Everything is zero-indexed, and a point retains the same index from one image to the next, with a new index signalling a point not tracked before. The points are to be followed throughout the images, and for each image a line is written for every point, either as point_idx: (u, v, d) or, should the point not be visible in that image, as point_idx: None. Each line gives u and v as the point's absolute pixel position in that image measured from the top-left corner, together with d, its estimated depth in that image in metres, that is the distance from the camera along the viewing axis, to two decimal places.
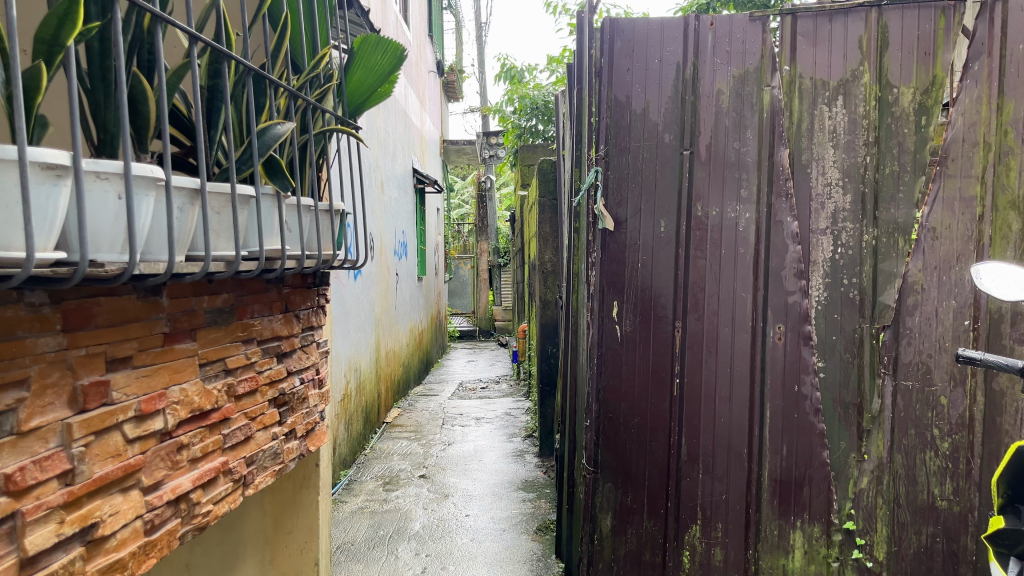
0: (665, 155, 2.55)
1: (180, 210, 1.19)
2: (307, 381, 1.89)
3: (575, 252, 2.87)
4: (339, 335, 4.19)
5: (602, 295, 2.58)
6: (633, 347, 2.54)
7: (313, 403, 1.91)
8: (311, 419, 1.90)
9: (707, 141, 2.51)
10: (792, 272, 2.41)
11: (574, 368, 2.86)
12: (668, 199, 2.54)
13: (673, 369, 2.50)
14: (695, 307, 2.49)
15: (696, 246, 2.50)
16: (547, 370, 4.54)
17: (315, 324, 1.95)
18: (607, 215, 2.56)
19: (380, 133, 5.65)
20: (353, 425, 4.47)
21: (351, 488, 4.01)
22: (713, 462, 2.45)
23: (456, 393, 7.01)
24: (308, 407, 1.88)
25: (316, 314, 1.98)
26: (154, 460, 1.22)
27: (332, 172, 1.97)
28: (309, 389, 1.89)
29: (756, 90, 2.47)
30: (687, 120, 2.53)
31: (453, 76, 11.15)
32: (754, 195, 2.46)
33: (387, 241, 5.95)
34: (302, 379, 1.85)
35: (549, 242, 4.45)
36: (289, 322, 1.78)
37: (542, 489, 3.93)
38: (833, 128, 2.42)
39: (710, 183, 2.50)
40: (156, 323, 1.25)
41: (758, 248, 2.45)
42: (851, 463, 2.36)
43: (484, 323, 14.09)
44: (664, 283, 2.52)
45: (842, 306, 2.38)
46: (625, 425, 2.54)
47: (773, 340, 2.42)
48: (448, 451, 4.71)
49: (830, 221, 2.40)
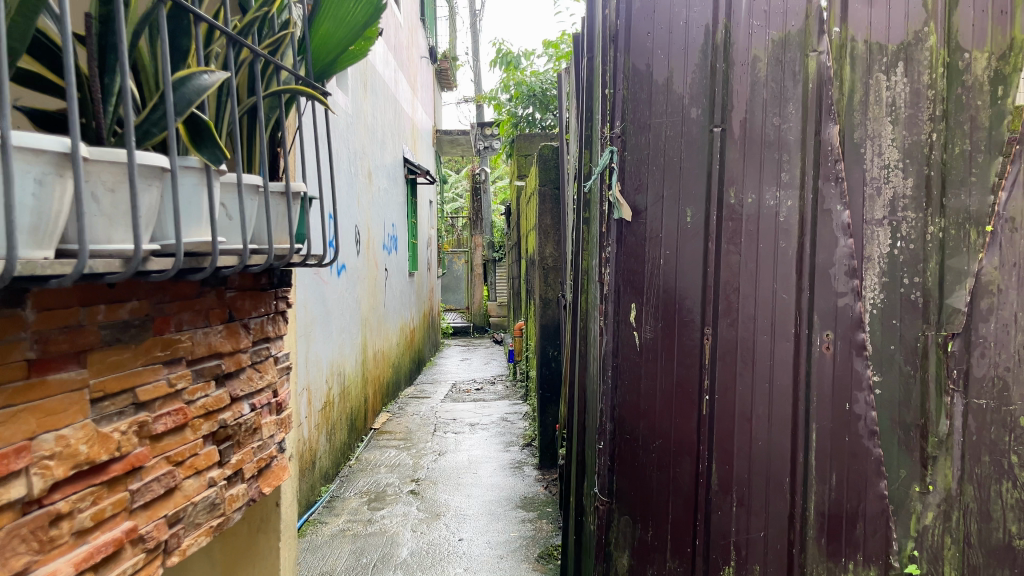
0: (691, 134, 2.18)
1: (36, 184, 0.90)
2: (260, 407, 1.53)
3: (584, 248, 2.50)
4: (321, 338, 3.83)
5: (618, 297, 2.23)
6: (654, 357, 2.18)
7: (270, 433, 1.56)
8: (267, 454, 1.55)
9: (742, 116, 2.14)
10: (842, 270, 2.04)
11: (583, 380, 2.50)
12: (696, 184, 2.18)
13: (702, 384, 2.13)
14: (728, 311, 2.12)
15: (728, 237, 2.13)
16: (547, 376, 4.15)
17: (271, 334, 1.61)
18: (622, 201, 2.21)
19: (367, 117, 5.27)
20: (336, 435, 4.10)
21: (332, 507, 3.64)
22: (750, 493, 2.09)
23: (450, 395, 6.64)
24: (262, 439, 1.53)
25: (273, 322, 1.63)
26: (10, 543, 0.90)
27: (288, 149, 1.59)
28: (263, 416, 1.54)
29: (800, 56, 2.10)
30: (717, 91, 2.16)
31: (447, 63, 10.75)
32: (798, 180, 2.10)
33: (375, 234, 5.56)
34: (254, 406, 1.49)
35: (550, 236, 4.08)
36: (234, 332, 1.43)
37: (543, 508, 3.57)
38: (892, 100, 2.05)
39: (746, 166, 2.13)
40: (18, 346, 0.94)
41: (802, 242, 2.08)
42: (914, 496, 2.00)
43: (478, 319, 13.72)
44: (690, 282, 2.16)
45: (903, 310, 2.02)
46: (644, 449, 2.18)
47: (820, 351, 2.05)
48: (439, 463, 4.33)
49: (887, 210, 2.04)
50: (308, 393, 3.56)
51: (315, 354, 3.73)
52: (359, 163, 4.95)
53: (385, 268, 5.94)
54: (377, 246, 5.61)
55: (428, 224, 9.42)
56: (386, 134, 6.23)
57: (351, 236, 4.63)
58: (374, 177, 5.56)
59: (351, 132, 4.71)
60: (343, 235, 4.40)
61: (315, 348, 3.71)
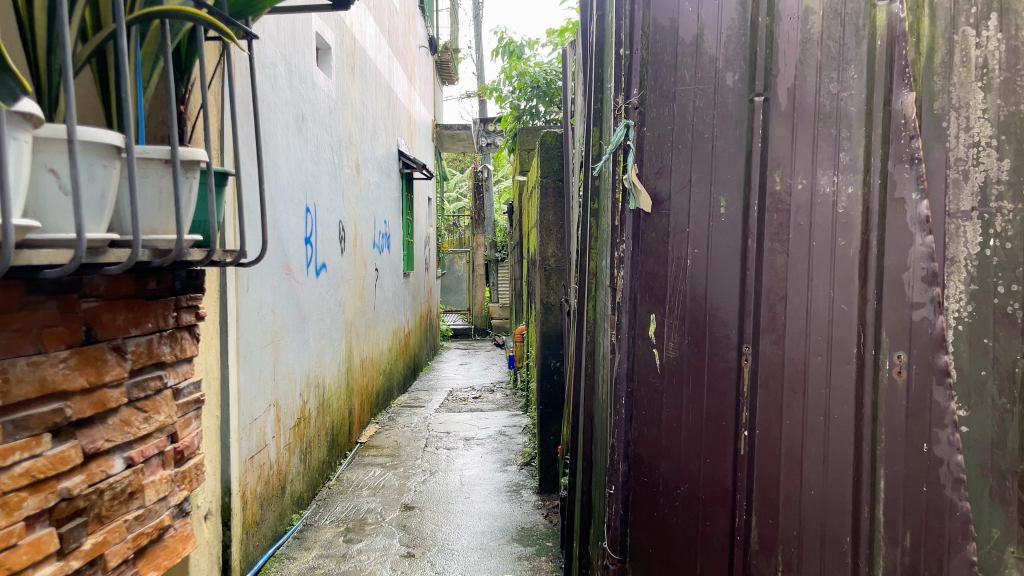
0: (726, 105, 1.76)
1: None
2: (137, 464, 1.54)
3: (592, 247, 2.07)
4: (294, 347, 3.41)
5: (635, 312, 1.85)
6: (679, 382, 1.77)
7: (140, 499, 1.55)
8: (138, 527, 1.53)
9: (791, 83, 1.70)
10: (918, 275, 1.57)
11: (590, 405, 2.08)
12: (732, 167, 1.75)
13: (739, 416, 1.71)
14: (772, 326, 1.69)
15: (773, 231, 1.70)
16: (548, 390, 3.71)
17: (151, 360, 1.62)
18: (640, 187, 1.82)
19: (355, 105, 4.87)
20: (312, 453, 3.68)
21: (303, 538, 3.21)
22: (799, 555, 1.66)
23: (446, 404, 6.20)
24: (132, 507, 1.52)
25: (167, 343, 1.70)
26: None
27: (171, 87, 1.22)
28: (138, 474, 1.54)
29: (865, 5, 1.64)
30: (758, 51, 1.73)
31: (448, 55, 10.30)
32: (861, 161, 1.64)
33: (364, 232, 5.14)
34: (126, 460, 1.51)
35: (552, 233, 3.64)
36: (87, 362, 1.40)
37: (542, 542, 3.14)
38: (985, 60, 1.53)
39: (795, 145, 1.70)
40: None
41: (866, 239, 1.63)
42: (1010, 566, 1.49)
43: (480, 321, 13.27)
44: (724, 289, 1.74)
45: (997, 326, 1.51)
46: (665, 495, 1.79)
47: (890, 377, 1.60)
48: (428, 485, 3.90)
49: (977, 199, 1.53)
50: (276, 408, 3.14)
51: (287, 365, 3.31)
52: (345, 154, 4.55)
53: (376, 268, 5.52)
54: (367, 244, 5.21)
55: (424, 222, 8.94)
56: (379, 125, 5.81)
57: (335, 232, 4.24)
58: (363, 170, 5.13)
59: (336, 119, 4.30)
60: (325, 231, 4.00)
61: (285, 358, 3.28)
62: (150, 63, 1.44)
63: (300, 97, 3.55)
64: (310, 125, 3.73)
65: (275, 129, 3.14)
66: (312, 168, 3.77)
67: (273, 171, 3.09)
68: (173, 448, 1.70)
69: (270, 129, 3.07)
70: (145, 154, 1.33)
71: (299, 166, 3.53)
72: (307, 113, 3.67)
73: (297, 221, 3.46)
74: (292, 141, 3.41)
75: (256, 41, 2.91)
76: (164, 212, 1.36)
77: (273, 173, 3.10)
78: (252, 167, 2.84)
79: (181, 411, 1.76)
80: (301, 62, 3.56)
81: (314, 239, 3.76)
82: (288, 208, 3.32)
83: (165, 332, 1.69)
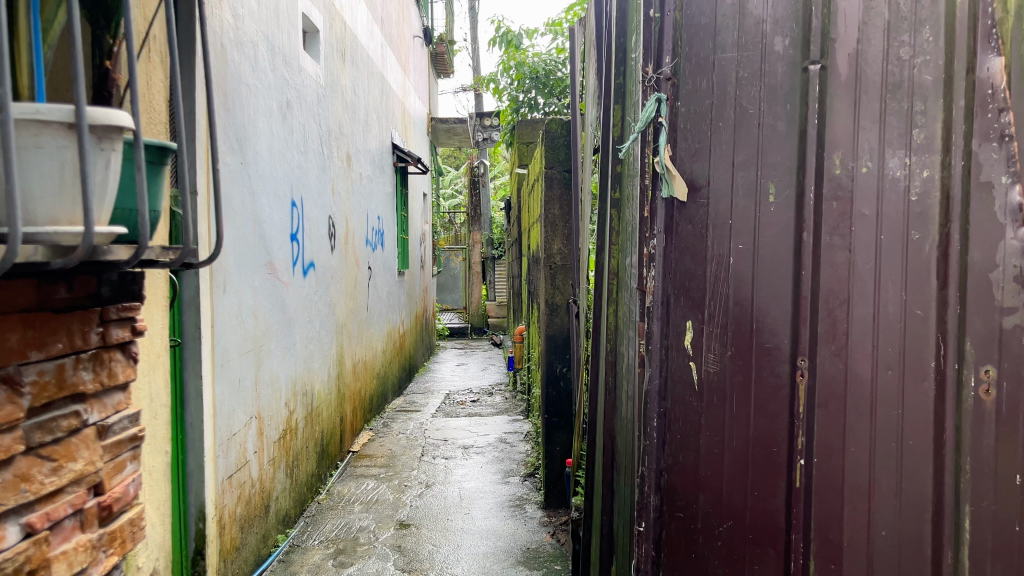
0: (774, 75, 1.48)
1: None
2: (40, 530, 1.26)
3: (614, 243, 1.81)
4: (278, 353, 3.14)
5: (668, 319, 1.57)
6: (719, 401, 1.51)
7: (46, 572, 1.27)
8: None
9: (853, 48, 1.42)
10: (1010, 275, 1.32)
11: (611, 424, 1.81)
12: (783, 147, 1.47)
13: (793, 443, 1.44)
14: (833, 335, 1.42)
15: (832, 224, 1.43)
16: (553, 398, 3.44)
17: (62, 398, 1.35)
18: (675, 171, 1.54)
19: (345, 94, 4.60)
20: (299, 467, 3.41)
21: (289, 561, 2.94)
22: None
23: (443, 408, 5.94)
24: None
25: (86, 373, 1.42)
26: None
27: (76, 20, 1.05)
28: (41, 544, 1.26)
29: None
30: (814, 11, 1.44)
31: (443, 47, 10.05)
32: (939, 139, 1.39)
33: (356, 228, 4.88)
34: (27, 527, 1.23)
35: (558, 228, 3.38)
36: None
37: (550, 565, 2.88)
38: None
39: (858, 122, 1.42)
40: None
41: (946, 234, 1.37)
42: None
43: (477, 319, 12.97)
44: (773, 291, 1.47)
45: None
46: (704, 535, 1.53)
47: (976, 397, 1.34)
48: (424, 499, 3.64)
49: None
50: (259, 420, 2.87)
51: (270, 372, 3.03)
52: (334, 146, 4.27)
53: (368, 266, 5.25)
54: (359, 241, 4.95)
55: (418, 218, 8.67)
56: (371, 117, 5.53)
57: (324, 228, 3.97)
58: (354, 162, 4.87)
59: (324, 108, 4.02)
60: (312, 227, 3.72)
61: (269, 364, 3.01)
62: (53, 6, 1.39)
63: (283, 81, 3.28)
64: (294, 112, 3.45)
65: (255, 115, 2.87)
66: (297, 158, 3.49)
67: (252, 160, 2.81)
68: (97, 502, 1.44)
69: (249, 114, 2.80)
70: (38, 116, 1.08)
71: (283, 156, 3.25)
72: (292, 99, 3.40)
73: (281, 217, 3.19)
74: (274, 129, 3.13)
75: (231, 16, 2.63)
76: (68, 199, 1.11)
77: (253, 162, 2.83)
78: (228, 155, 2.57)
79: (108, 459, 1.49)
80: (284, 44, 3.28)
81: (300, 235, 3.49)
82: (270, 201, 3.05)
83: (84, 355, 1.42)
